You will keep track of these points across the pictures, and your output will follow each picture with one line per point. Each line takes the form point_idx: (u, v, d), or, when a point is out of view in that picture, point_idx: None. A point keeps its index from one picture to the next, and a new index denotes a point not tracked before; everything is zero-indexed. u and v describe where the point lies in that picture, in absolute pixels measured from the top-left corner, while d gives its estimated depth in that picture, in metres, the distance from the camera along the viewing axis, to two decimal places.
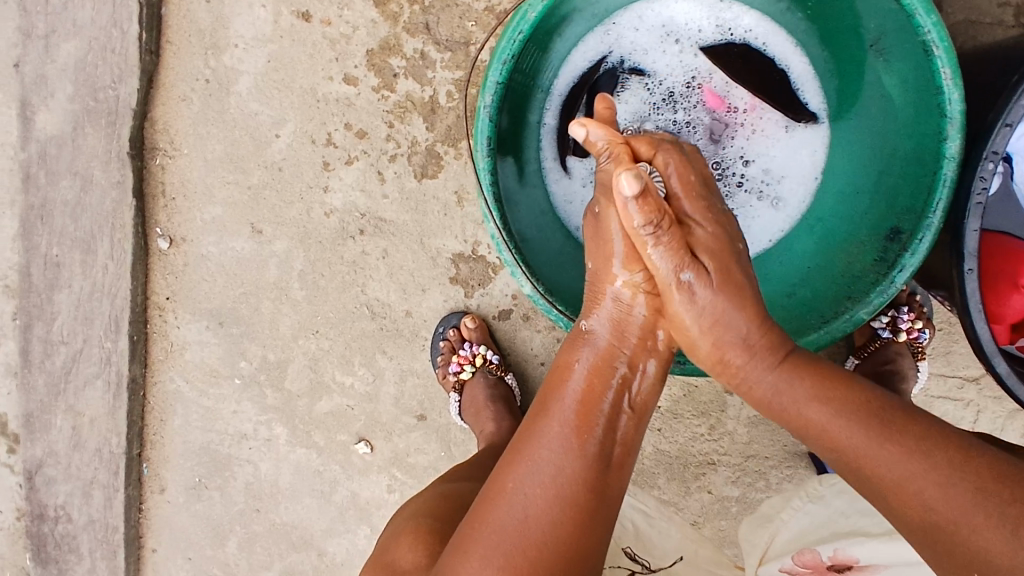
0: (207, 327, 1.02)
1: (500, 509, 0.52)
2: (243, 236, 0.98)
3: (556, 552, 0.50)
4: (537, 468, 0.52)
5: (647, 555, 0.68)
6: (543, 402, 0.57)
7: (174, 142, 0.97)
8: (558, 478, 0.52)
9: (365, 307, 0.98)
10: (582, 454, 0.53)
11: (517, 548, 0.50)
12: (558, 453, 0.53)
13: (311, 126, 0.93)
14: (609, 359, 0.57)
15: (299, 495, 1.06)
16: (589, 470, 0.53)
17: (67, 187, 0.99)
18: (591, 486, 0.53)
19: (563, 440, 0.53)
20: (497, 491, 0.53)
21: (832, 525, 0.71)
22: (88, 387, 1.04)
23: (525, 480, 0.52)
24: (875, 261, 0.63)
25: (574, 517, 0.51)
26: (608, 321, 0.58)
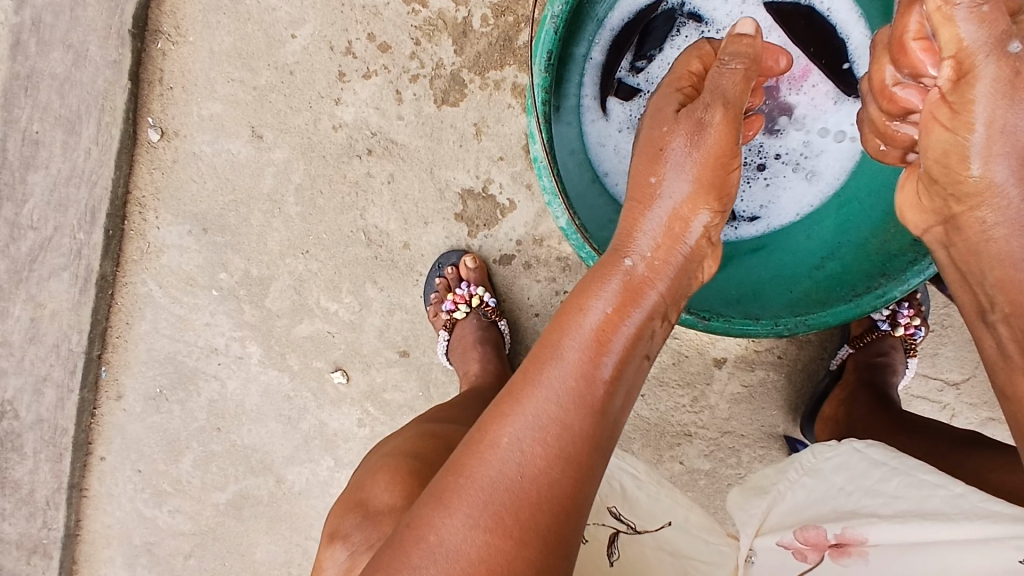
0: (189, 232, 0.96)
1: (491, 458, 0.44)
2: (241, 139, 0.93)
3: (553, 509, 0.43)
4: (538, 415, 0.45)
5: (632, 514, 0.69)
6: (552, 335, 0.49)
7: (180, 28, 0.91)
8: (564, 425, 0.45)
9: (361, 233, 0.94)
10: (592, 403, 0.46)
11: (507, 505, 0.43)
12: (564, 402, 0.45)
13: (331, 31, 0.88)
14: (634, 297, 0.50)
15: (264, 418, 1.02)
16: (598, 420, 0.46)
17: (57, 59, 0.91)
18: (599, 438, 0.46)
19: (574, 383, 0.46)
20: (491, 437, 0.45)
21: (833, 501, 0.63)
22: (54, 278, 0.98)
23: (524, 429, 0.45)
24: (914, 242, 0.64)
25: (577, 469, 0.44)
26: (647, 255, 0.52)
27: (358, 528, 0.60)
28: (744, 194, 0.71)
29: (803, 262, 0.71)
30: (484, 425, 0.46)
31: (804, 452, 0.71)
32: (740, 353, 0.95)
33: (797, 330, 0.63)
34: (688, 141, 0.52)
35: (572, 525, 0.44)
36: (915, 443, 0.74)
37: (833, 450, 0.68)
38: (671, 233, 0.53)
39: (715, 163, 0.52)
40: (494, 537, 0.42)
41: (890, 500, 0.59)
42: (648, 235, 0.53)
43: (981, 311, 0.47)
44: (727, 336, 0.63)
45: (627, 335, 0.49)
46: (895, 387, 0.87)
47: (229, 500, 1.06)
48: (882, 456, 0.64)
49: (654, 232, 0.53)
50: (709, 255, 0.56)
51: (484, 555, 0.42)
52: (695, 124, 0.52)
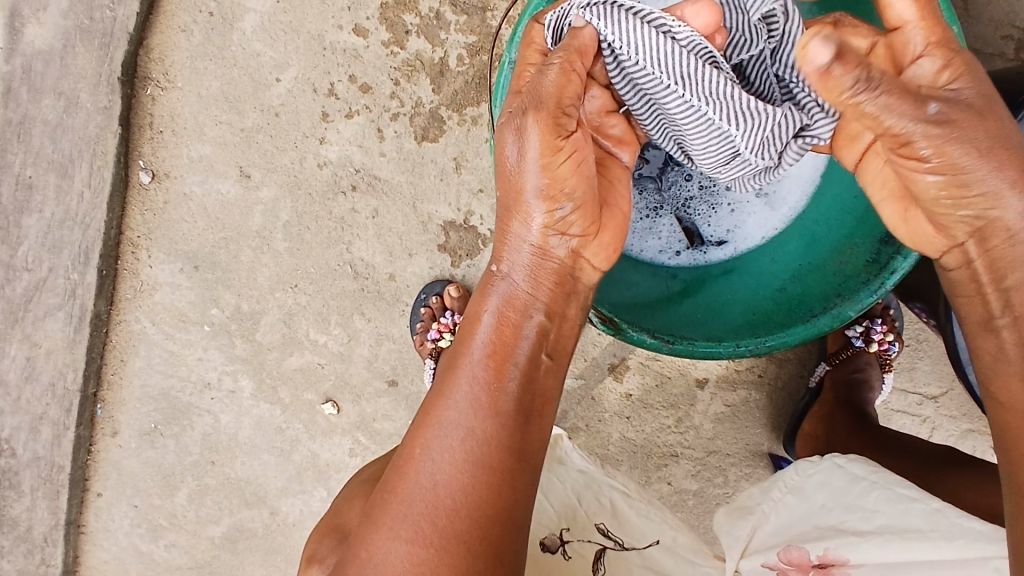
0: (181, 269, 0.99)
1: (414, 472, 0.51)
2: (229, 179, 0.96)
3: (468, 513, 0.49)
4: (444, 433, 0.51)
5: (620, 532, 0.69)
6: (452, 358, 0.55)
7: (168, 74, 0.94)
8: (468, 439, 0.50)
9: (348, 266, 0.96)
10: (491, 411, 0.51)
11: (430, 509, 0.49)
12: (467, 412, 0.51)
13: (314, 74, 0.92)
14: (520, 310, 0.56)
15: (257, 450, 1.04)
16: (502, 427, 0.51)
17: (49, 106, 0.94)
18: (505, 442, 0.51)
19: (472, 398, 0.52)
20: (409, 457, 0.52)
21: (816, 519, 0.64)
22: (49, 318, 1.00)
23: (437, 441, 0.51)
24: (867, 263, 0.67)
25: (488, 474, 0.50)
26: (522, 271, 0.56)
27: (332, 551, 0.61)
28: (709, 219, 0.74)
29: (767, 285, 0.73)
30: (404, 450, 0.53)
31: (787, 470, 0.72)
32: (721, 373, 0.97)
33: (759, 351, 0.64)
34: (516, 142, 0.52)
35: (496, 517, 0.49)
36: (897, 458, 0.75)
37: (815, 466, 0.69)
38: (541, 251, 0.56)
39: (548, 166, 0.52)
40: (425, 540, 0.48)
41: (869, 515, 0.61)
42: (524, 252, 0.57)
43: (990, 321, 0.50)
44: (692, 359, 0.65)
45: (519, 345, 0.54)
46: (871, 404, 0.89)
47: (224, 533, 1.07)
48: (864, 471, 0.65)
49: (528, 251, 0.56)
50: (587, 250, 0.58)
51: (412, 564, 0.48)
52: (515, 132, 0.52)
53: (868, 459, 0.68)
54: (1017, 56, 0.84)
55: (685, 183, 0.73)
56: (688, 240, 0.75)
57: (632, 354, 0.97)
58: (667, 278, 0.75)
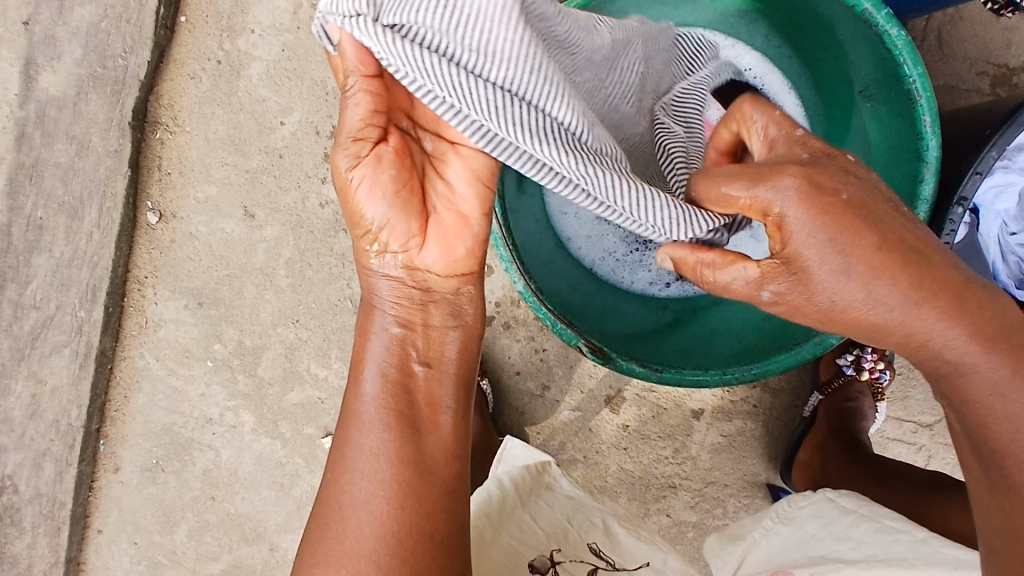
0: (185, 306, 1.01)
1: (328, 500, 0.53)
2: (234, 218, 0.98)
3: (380, 529, 0.51)
4: (350, 462, 0.53)
5: (612, 554, 0.70)
6: (351, 384, 0.56)
7: (177, 118, 0.98)
8: (373, 459, 0.53)
9: (348, 302, 0.99)
10: (391, 427, 0.54)
11: (347, 539, 0.51)
12: (374, 435, 0.53)
13: (317, 117, 0.95)
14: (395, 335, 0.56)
15: (257, 485, 1.04)
16: (402, 443, 0.53)
17: (61, 149, 0.98)
18: (406, 457, 0.53)
19: (371, 424, 0.54)
20: (323, 491, 0.53)
21: (806, 547, 0.65)
22: (55, 354, 1.02)
23: (343, 470, 0.53)
24: None
25: (393, 491, 0.52)
26: (393, 299, 0.57)
27: None
28: None
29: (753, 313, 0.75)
30: (322, 485, 0.54)
31: (777, 501, 0.74)
32: (716, 404, 0.98)
33: (746, 377, 0.65)
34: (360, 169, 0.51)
35: (411, 534, 0.51)
36: (889, 492, 0.77)
37: (807, 499, 0.70)
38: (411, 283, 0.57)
39: (378, 173, 0.51)
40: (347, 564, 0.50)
41: (858, 545, 0.62)
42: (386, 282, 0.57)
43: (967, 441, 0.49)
44: (681, 386, 0.66)
45: (405, 372, 0.56)
46: (865, 431, 0.90)
47: (224, 570, 1.07)
48: (853, 503, 0.67)
49: (389, 280, 0.56)
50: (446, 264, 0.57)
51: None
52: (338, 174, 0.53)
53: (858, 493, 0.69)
54: (992, 91, 0.88)
55: None
56: (677, 272, 0.77)
57: (628, 386, 0.99)
58: (659, 310, 0.78)
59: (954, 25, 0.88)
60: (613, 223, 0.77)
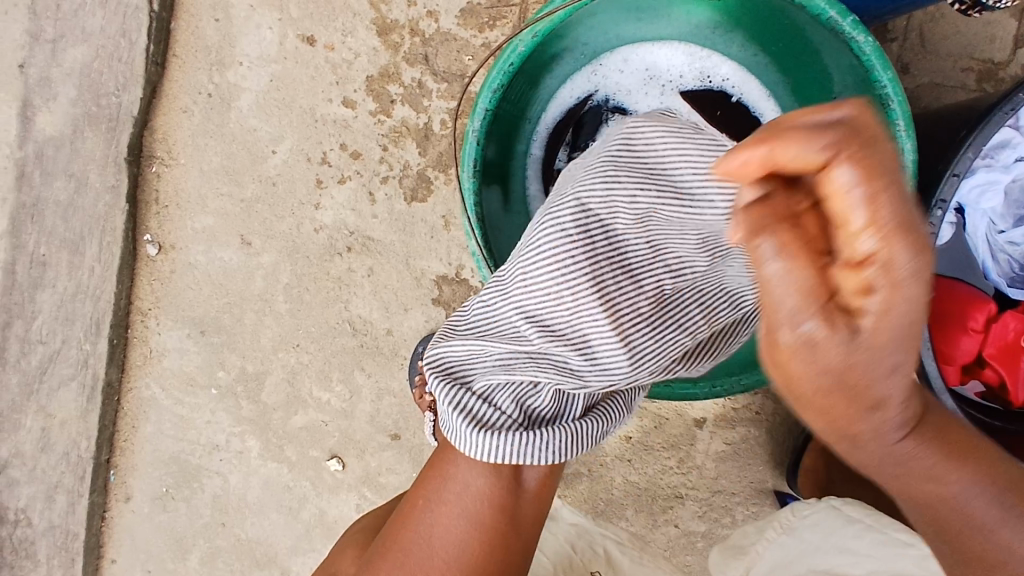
0: (188, 335, 1.03)
1: (426, 513, 0.62)
2: (231, 247, 1.00)
3: (462, 563, 0.60)
4: (454, 494, 0.61)
5: None
6: None
7: (171, 152, 0.99)
8: (472, 498, 0.60)
9: (347, 324, 0.99)
10: (501, 476, 0.60)
11: (426, 560, 0.60)
12: (471, 480, 0.60)
13: (307, 144, 0.96)
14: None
15: (265, 510, 1.05)
16: (502, 496, 0.60)
17: (61, 187, 1.00)
18: (503, 507, 0.61)
19: (480, 471, 0.60)
20: (421, 501, 0.63)
21: (809, 559, 0.68)
22: (63, 388, 1.04)
23: (440, 496, 0.61)
24: None
25: (484, 535, 0.60)
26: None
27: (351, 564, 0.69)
28: None
29: None
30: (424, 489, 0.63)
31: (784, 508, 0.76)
32: (718, 412, 0.97)
33: (735, 389, 0.68)
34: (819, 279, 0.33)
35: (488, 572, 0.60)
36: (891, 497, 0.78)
37: (810, 508, 0.72)
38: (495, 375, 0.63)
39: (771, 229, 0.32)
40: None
41: (859, 560, 0.65)
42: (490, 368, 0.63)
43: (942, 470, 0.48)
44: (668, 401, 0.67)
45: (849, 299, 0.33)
46: None
47: None
48: (859, 513, 0.68)
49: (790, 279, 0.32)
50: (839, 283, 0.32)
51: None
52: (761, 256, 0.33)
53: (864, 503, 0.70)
54: (979, 87, 0.87)
55: None
56: None
57: None
58: None
59: (935, 22, 0.87)
60: None
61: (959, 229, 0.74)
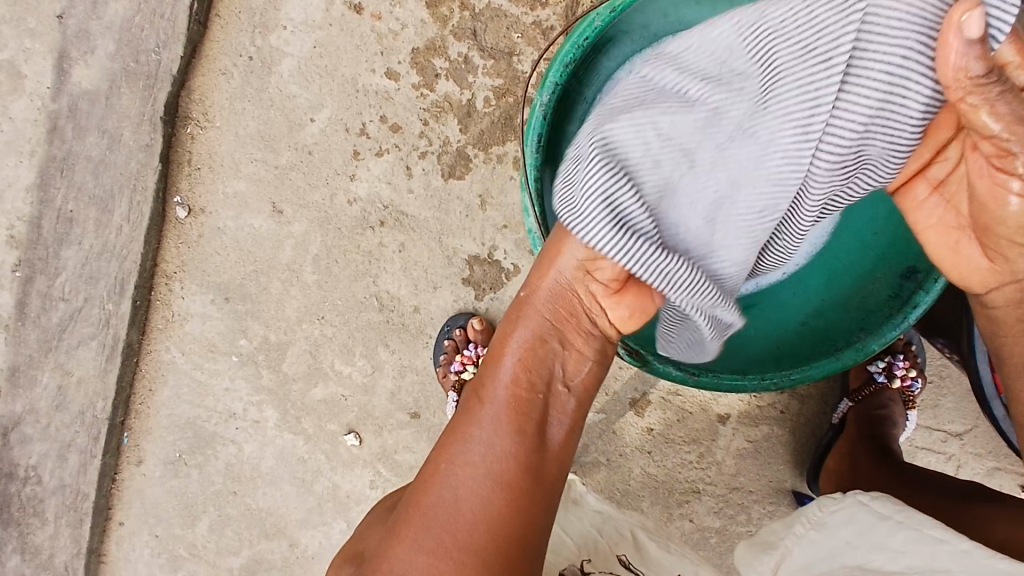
0: (211, 300, 1.02)
1: (437, 487, 0.55)
2: (262, 214, 0.99)
3: (486, 529, 0.52)
4: (473, 450, 0.55)
5: (642, 564, 0.69)
6: (479, 384, 0.59)
7: (208, 114, 0.98)
8: (490, 457, 0.54)
9: (374, 299, 0.99)
10: (520, 428, 0.56)
11: (449, 527, 0.53)
12: (494, 436, 0.55)
13: (346, 114, 0.95)
14: (536, 360, 0.58)
15: (278, 481, 1.05)
16: (523, 449, 0.55)
17: (93, 143, 0.99)
18: (525, 464, 0.55)
19: (495, 422, 0.56)
20: (433, 474, 0.56)
21: (843, 556, 0.67)
22: (82, 347, 1.03)
23: (460, 459, 0.55)
24: (890, 297, 0.68)
25: (505, 495, 0.53)
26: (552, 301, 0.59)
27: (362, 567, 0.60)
28: None
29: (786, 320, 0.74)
30: (437, 460, 0.56)
31: (812, 505, 0.78)
32: (743, 408, 0.97)
33: (785, 383, 0.65)
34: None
35: (511, 537, 0.52)
36: (922, 497, 0.76)
37: (839, 503, 0.73)
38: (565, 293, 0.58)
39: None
40: (444, 553, 0.52)
41: (896, 555, 0.62)
42: (551, 292, 0.59)
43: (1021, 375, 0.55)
44: (719, 391, 0.66)
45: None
46: (896, 439, 0.89)
47: (244, 564, 1.07)
48: (889, 509, 0.67)
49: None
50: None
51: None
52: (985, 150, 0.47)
53: (890, 497, 0.71)
54: None
55: None
56: None
57: (654, 389, 0.97)
58: None
59: None
60: None
61: None
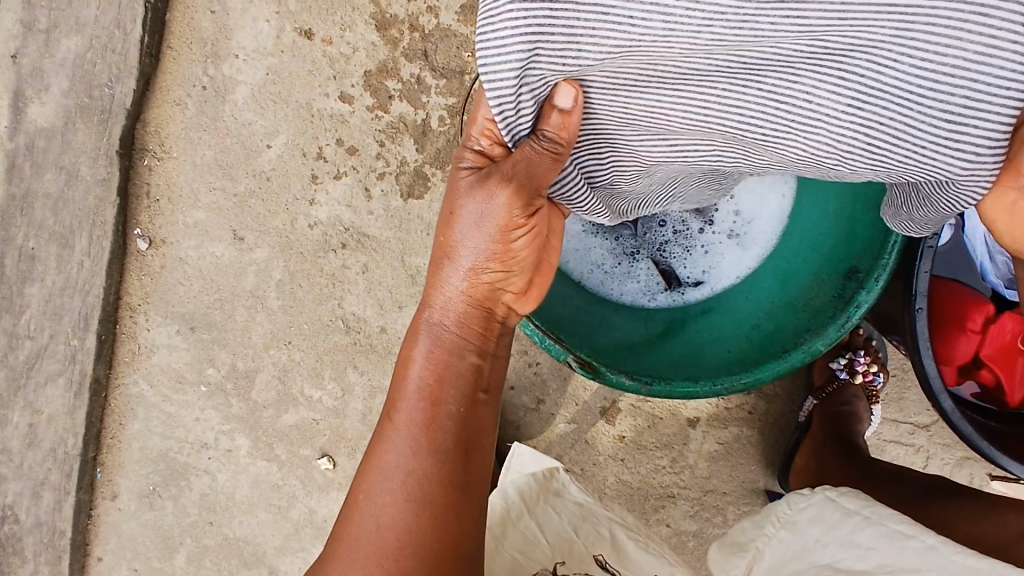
0: (178, 331, 1.01)
1: (361, 516, 0.53)
2: (224, 242, 0.99)
3: (414, 552, 0.51)
4: (389, 473, 0.54)
5: (618, 563, 0.70)
6: (390, 402, 0.57)
7: (165, 145, 0.98)
8: (408, 481, 0.53)
9: (340, 321, 0.99)
10: (432, 446, 0.54)
11: (378, 553, 0.52)
12: (407, 456, 0.54)
13: (303, 139, 0.95)
14: (453, 370, 0.56)
15: (255, 509, 1.04)
16: (443, 465, 0.54)
17: (51, 180, 0.98)
18: (447, 479, 0.53)
19: (410, 442, 0.54)
20: (356, 502, 0.55)
21: (811, 555, 0.67)
22: (50, 384, 1.02)
23: (379, 487, 0.54)
24: (834, 297, 0.70)
25: (428, 516, 0.52)
26: (448, 311, 0.57)
27: None
28: (685, 262, 0.77)
29: (736, 325, 0.75)
30: (357, 489, 0.55)
31: (782, 506, 0.77)
32: (712, 411, 0.98)
33: (735, 388, 0.66)
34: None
35: (442, 554, 0.52)
36: (888, 490, 0.79)
37: (807, 500, 0.74)
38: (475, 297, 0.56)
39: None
40: None
41: (865, 552, 0.64)
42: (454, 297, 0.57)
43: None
44: (670, 398, 0.66)
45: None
46: (861, 435, 0.90)
47: None
48: (856, 506, 0.70)
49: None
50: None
51: None
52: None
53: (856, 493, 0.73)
54: None
55: (659, 228, 0.76)
56: (666, 282, 0.77)
57: (623, 397, 0.98)
58: (645, 323, 0.77)
59: None
60: (599, 237, 0.75)
61: (958, 231, 0.76)
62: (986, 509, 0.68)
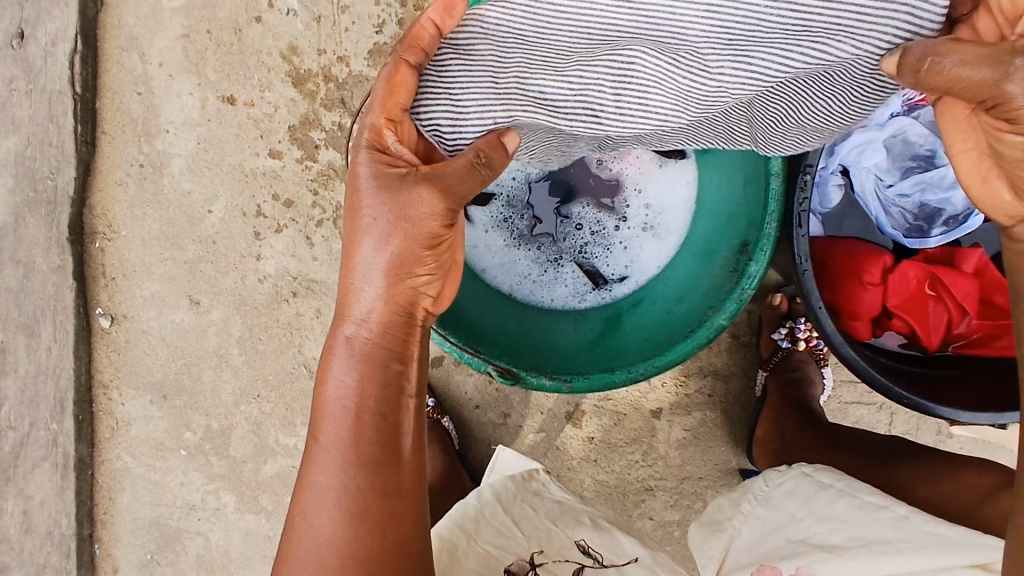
0: (150, 400, 1.04)
1: (298, 538, 0.55)
2: (182, 308, 1.02)
3: (357, 563, 0.53)
4: (323, 493, 0.55)
5: (600, 549, 0.72)
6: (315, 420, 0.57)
7: (113, 225, 1.02)
8: (343, 496, 0.54)
9: (303, 367, 1.02)
10: (360, 459, 0.54)
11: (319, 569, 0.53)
12: (339, 475, 0.54)
13: (241, 199, 0.99)
14: (374, 382, 0.55)
15: (251, 562, 1.06)
16: (377, 476, 0.55)
17: (10, 275, 1.02)
18: (382, 488, 0.55)
19: (337, 462, 0.55)
20: (293, 527, 0.56)
21: (785, 531, 0.69)
22: (37, 470, 1.06)
23: (315, 508, 0.55)
24: (732, 271, 0.74)
25: (367, 526, 0.54)
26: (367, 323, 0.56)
27: None
28: (607, 260, 0.79)
29: (662, 311, 0.79)
30: (294, 513, 0.56)
31: (757, 484, 0.78)
32: (674, 400, 1.00)
33: (649, 372, 0.69)
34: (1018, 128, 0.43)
35: (388, 556, 0.54)
36: (852, 451, 0.80)
37: (783, 476, 0.76)
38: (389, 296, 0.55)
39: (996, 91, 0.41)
40: None
41: (839, 526, 0.65)
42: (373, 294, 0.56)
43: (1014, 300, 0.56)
44: (592, 390, 0.70)
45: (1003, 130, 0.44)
46: (816, 399, 0.93)
47: None
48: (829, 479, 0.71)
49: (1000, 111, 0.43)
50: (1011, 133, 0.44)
51: None
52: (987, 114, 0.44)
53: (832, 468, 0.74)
54: None
55: (577, 232, 0.79)
56: (592, 281, 0.79)
57: (585, 399, 1.00)
58: (580, 325, 0.80)
59: None
60: (521, 248, 0.79)
61: (848, 190, 0.82)
62: (937, 470, 0.68)
